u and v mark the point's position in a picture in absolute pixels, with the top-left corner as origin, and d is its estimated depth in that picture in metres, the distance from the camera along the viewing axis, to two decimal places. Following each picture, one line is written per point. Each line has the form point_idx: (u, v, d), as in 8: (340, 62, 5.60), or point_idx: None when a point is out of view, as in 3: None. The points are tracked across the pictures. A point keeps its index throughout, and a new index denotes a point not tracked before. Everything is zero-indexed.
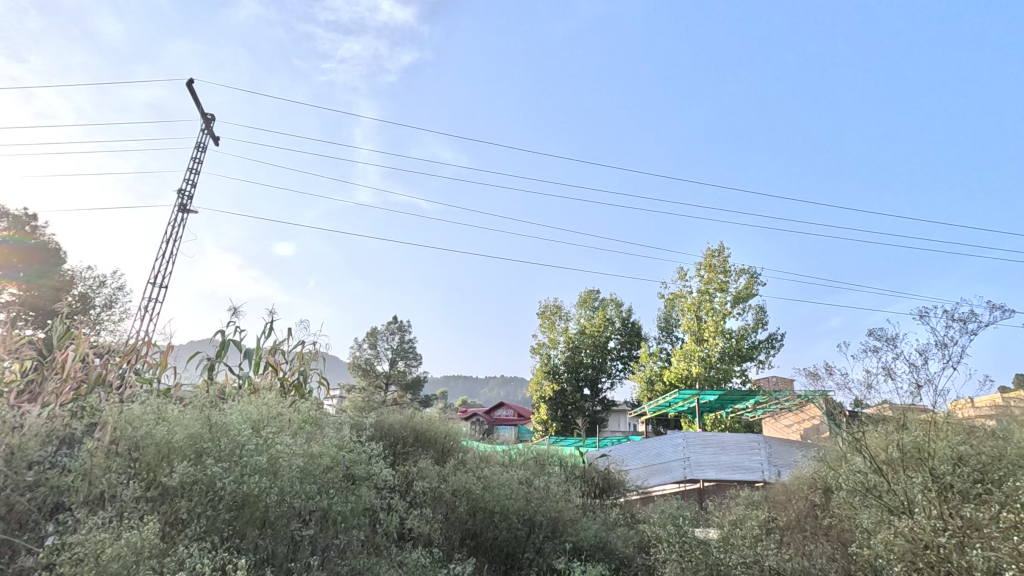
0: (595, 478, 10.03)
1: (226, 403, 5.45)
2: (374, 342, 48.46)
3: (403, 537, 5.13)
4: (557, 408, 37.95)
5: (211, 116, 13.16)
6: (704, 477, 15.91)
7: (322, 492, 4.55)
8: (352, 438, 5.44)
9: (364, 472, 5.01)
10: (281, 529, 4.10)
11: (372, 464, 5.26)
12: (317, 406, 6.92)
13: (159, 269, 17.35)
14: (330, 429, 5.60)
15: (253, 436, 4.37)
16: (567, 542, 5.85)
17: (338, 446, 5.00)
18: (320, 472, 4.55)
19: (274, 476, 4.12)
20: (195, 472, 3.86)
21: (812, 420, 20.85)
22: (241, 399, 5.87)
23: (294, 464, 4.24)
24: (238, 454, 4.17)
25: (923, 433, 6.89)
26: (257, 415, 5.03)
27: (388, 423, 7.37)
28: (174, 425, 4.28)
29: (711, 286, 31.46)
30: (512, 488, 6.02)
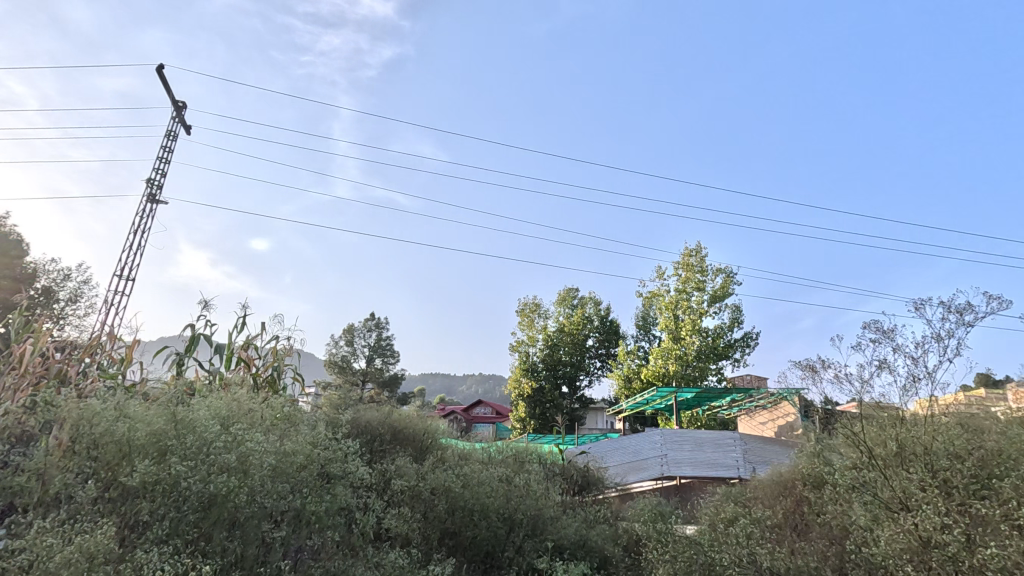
0: (574, 475, 9.99)
1: (193, 400, 5.21)
2: (351, 339, 47.84)
3: (379, 538, 4.97)
4: (536, 405, 37.98)
5: (181, 104, 12.73)
6: (681, 474, 16.05)
7: (295, 491, 4.40)
8: (327, 436, 5.27)
9: (338, 470, 4.86)
10: (251, 530, 3.91)
11: (348, 462, 5.12)
12: (291, 403, 6.71)
13: (126, 261, 18.16)
14: (304, 426, 5.42)
15: (221, 432, 4.19)
16: (547, 541, 5.81)
17: (312, 443, 4.82)
18: (293, 471, 4.40)
19: (243, 476, 3.98)
20: (158, 471, 3.73)
21: (786, 417, 21.25)
22: (210, 396, 5.63)
23: (265, 462, 4.13)
24: (205, 452, 3.99)
25: (900, 431, 6.98)
26: (227, 411, 4.84)
27: (365, 420, 7.20)
28: (136, 422, 4.11)
29: (688, 285, 31.77)
30: (492, 487, 5.93)
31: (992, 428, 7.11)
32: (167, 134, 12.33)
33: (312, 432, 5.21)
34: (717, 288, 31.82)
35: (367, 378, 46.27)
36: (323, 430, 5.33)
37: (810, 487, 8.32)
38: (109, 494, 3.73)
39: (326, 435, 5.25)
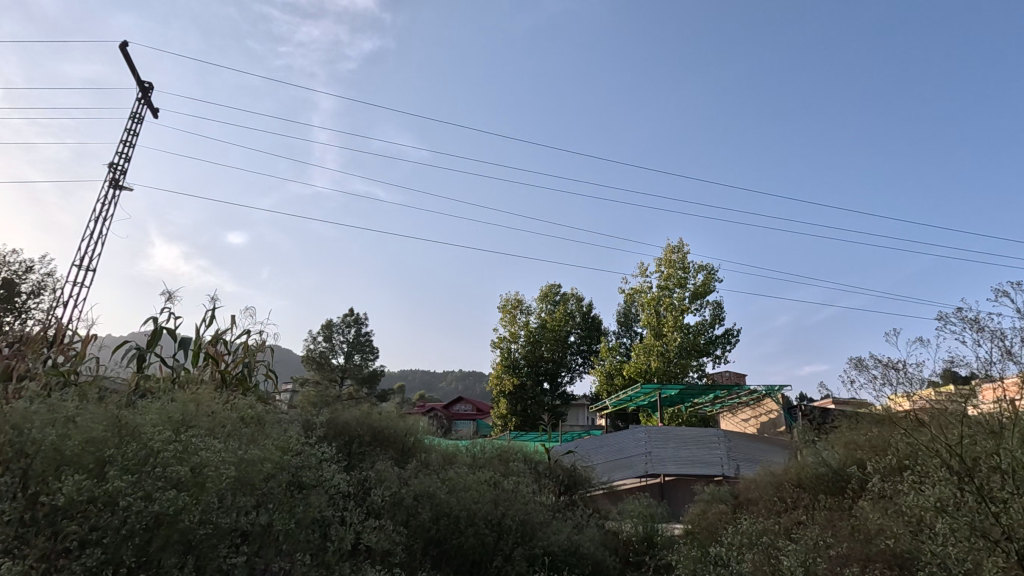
0: (560, 475, 9.69)
1: (148, 402, 4.74)
2: (329, 335, 46.90)
3: (357, 553, 4.56)
4: (517, 402, 37.74)
5: (147, 84, 12.00)
6: (665, 472, 15.91)
7: (263, 505, 4.02)
8: (300, 440, 4.86)
9: (308, 478, 4.45)
10: (207, 553, 3.52)
11: (322, 468, 4.72)
12: (261, 402, 6.24)
13: (69, 245, 16.20)
14: (273, 429, 5.00)
15: (172, 439, 3.80)
16: (537, 549, 5.47)
17: (279, 448, 4.40)
18: (260, 481, 4.03)
19: (198, 491, 3.59)
20: (93, 488, 3.29)
21: (769, 414, 21.36)
22: (168, 396, 5.15)
23: (223, 474, 3.72)
24: (152, 463, 3.59)
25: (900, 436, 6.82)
26: (178, 413, 4.42)
27: (341, 420, 6.77)
28: (70, 430, 3.65)
29: (670, 281, 31.72)
30: (479, 492, 5.58)
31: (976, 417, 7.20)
32: (132, 117, 11.61)
33: (279, 434, 4.79)
34: (699, 285, 31.84)
35: (345, 375, 45.36)
36: (293, 432, 4.92)
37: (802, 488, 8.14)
38: (33, 513, 3.25)
39: (296, 437, 4.83)
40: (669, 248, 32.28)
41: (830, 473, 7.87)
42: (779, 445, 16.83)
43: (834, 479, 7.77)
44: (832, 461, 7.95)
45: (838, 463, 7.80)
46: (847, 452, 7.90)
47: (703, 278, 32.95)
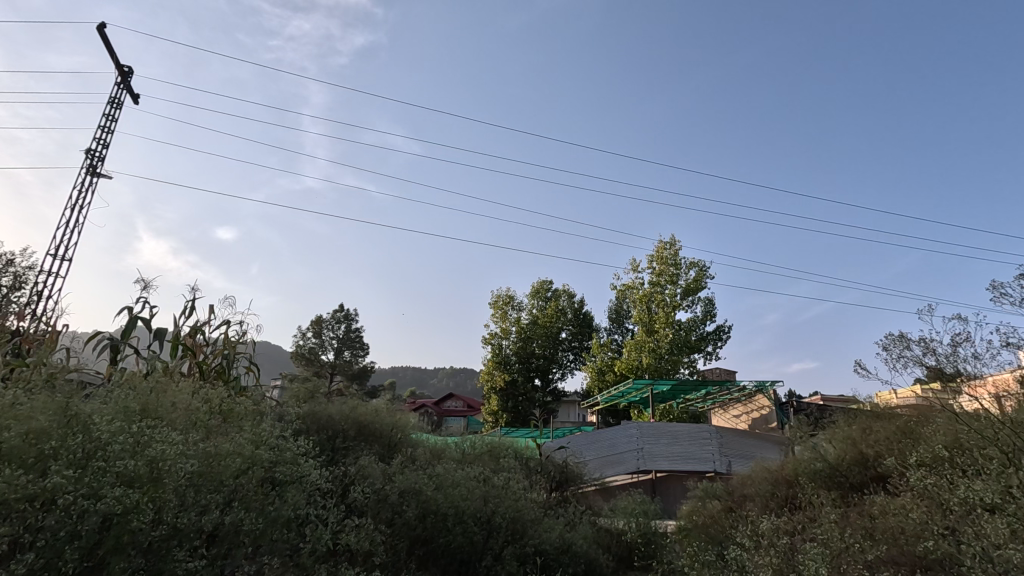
0: (552, 471, 9.48)
1: (113, 393, 4.47)
2: (319, 331, 46.43)
3: (336, 554, 4.32)
4: (508, 398, 37.57)
5: (126, 69, 11.62)
6: (657, 468, 15.78)
7: (231, 503, 3.77)
8: (275, 434, 4.59)
9: (282, 474, 4.20)
10: (162, 557, 3.26)
11: (299, 463, 4.47)
12: (239, 396, 5.97)
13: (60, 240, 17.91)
14: (245, 423, 4.74)
15: (124, 431, 3.55)
16: (528, 547, 5.26)
17: (250, 442, 4.14)
18: (228, 477, 3.78)
19: (152, 488, 3.34)
20: (32, 484, 3.01)
21: (760, 410, 21.33)
22: (137, 387, 4.87)
23: (181, 471, 3.47)
24: (99, 458, 3.33)
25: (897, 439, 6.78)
26: (134, 405, 4.16)
27: (324, 414, 6.52)
28: (13, 421, 3.37)
29: (662, 278, 31.60)
30: (468, 489, 5.33)
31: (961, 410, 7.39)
32: (111, 102, 11.25)
33: (252, 427, 4.53)
34: (691, 281, 31.77)
35: (335, 371, 44.92)
36: (266, 425, 4.66)
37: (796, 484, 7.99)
38: None
39: (270, 430, 4.58)
40: (662, 244, 32.14)
41: (832, 470, 7.37)
42: (771, 441, 16.76)
43: (829, 474, 7.34)
44: (828, 456, 7.57)
45: (844, 457, 7.33)
46: (843, 445, 7.47)
47: (695, 274, 32.87)
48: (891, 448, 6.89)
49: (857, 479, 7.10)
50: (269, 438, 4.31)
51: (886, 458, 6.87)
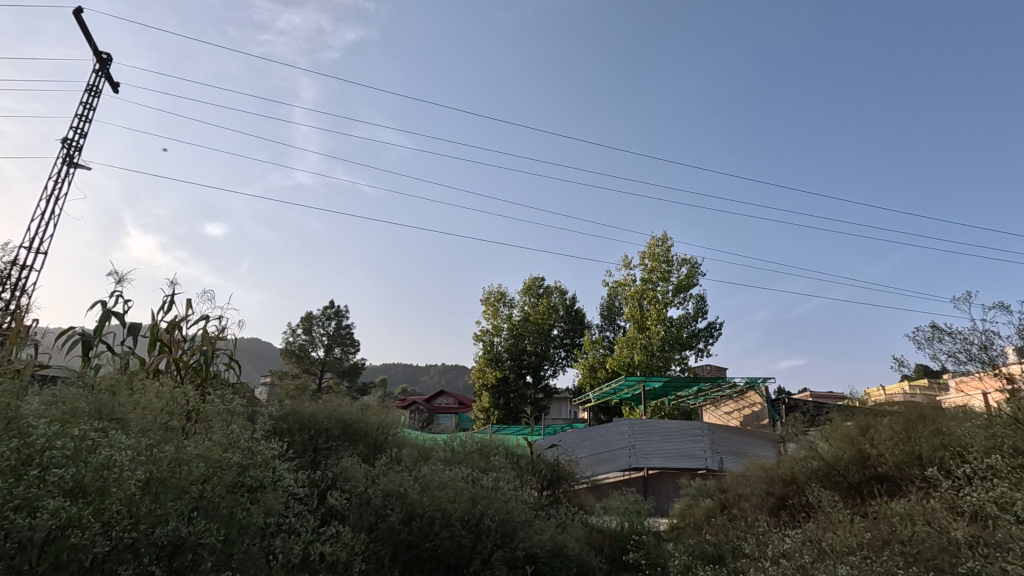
0: (543, 470, 9.30)
1: (71, 392, 4.16)
2: (309, 328, 45.91)
3: (312, 564, 4.08)
4: (500, 396, 37.38)
5: (104, 56, 11.24)
6: (649, 465, 15.66)
7: (193, 512, 3.48)
8: (246, 436, 4.31)
9: (254, 479, 3.92)
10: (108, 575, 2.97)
11: (272, 466, 4.20)
12: (215, 394, 5.68)
13: (39, 234, 17.49)
14: (216, 423, 4.45)
15: (71, 433, 3.25)
16: (519, 551, 5.08)
17: (218, 445, 3.86)
18: (189, 485, 3.49)
19: (99, 499, 3.03)
20: None
21: (752, 407, 21.32)
22: (100, 386, 4.56)
23: (134, 479, 3.17)
24: (40, 465, 3.01)
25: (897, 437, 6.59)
26: (83, 406, 3.84)
27: (306, 413, 6.28)
28: None
29: (653, 274, 31.53)
30: (456, 490, 5.11)
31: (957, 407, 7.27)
32: (88, 90, 10.86)
33: (221, 427, 4.25)
34: (683, 278, 31.72)
35: (325, 368, 44.49)
36: (237, 425, 4.38)
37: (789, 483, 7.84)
38: None
39: (241, 431, 4.29)
40: (653, 241, 32.07)
41: (829, 468, 6.97)
42: (762, 438, 16.71)
43: (826, 472, 6.96)
44: (824, 454, 7.18)
45: (847, 456, 6.90)
46: (841, 443, 7.11)
47: (686, 271, 32.86)
48: (891, 446, 6.55)
49: (858, 480, 6.70)
50: (240, 440, 4.03)
51: (885, 457, 6.55)
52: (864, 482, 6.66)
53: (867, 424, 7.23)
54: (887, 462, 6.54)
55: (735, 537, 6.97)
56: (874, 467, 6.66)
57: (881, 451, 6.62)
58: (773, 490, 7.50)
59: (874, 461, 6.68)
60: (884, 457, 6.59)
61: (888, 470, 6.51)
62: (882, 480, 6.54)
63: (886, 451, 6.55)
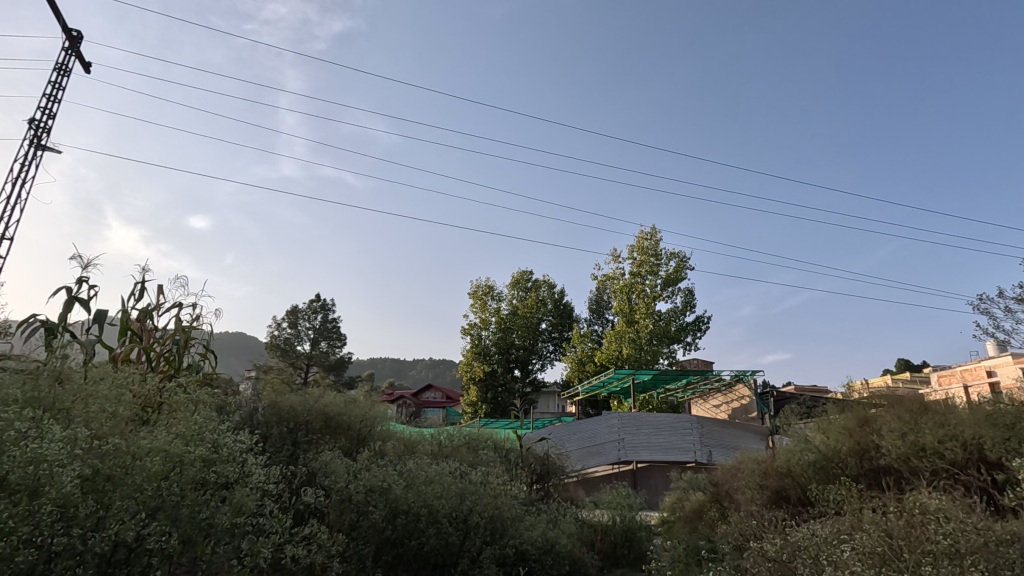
0: (533, 464, 9.08)
1: (17, 382, 3.81)
2: (295, 321, 45.27)
3: (283, 568, 3.77)
4: (487, 389, 37.17)
5: (75, 33, 10.72)
6: (638, 458, 15.55)
7: (147, 512, 3.14)
8: (214, 428, 3.98)
9: (219, 475, 3.62)
10: None
11: (241, 461, 3.87)
12: (185, 386, 5.32)
13: None
14: (182, 414, 4.14)
15: (0, 425, 2.92)
16: (508, 549, 4.88)
17: (178, 438, 3.54)
18: (141, 481, 3.15)
19: (29, 498, 2.69)
20: None
21: (740, 400, 21.37)
22: (53, 376, 4.21)
23: (72, 474, 2.83)
24: None
25: (900, 425, 6.36)
26: (19, 395, 3.50)
27: (285, 405, 5.98)
28: None
29: (642, 268, 31.43)
30: (444, 485, 4.85)
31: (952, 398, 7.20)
32: (57, 69, 10.35)
33: (184, 419, 3.93)
34: (672, 272, 31.64)
35: (311, 362, 44.00)
36: (201, 416, 4.06)
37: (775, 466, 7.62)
38: None
39: (205, 423, 3.98)
40: (642, 234, 31.97)
41: (824, 459, 6.79)
42: (751, 431, 16.69)
43: (823, 464, 6.77)
44: (821, 446, 6.98)
45: (845, 449, 6.62)
46: (838, 436, 6.90)
47: (674, 265, 32.83)
48: (894, 437, 6.21)
49: (856, 473, 6.45)
50: (204, 432, 3.72)
51: (886, 450, 6.24)
52: (861, 475, 6.44)
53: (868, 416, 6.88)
54: (888, 457, 6.20)
55: (729, 530, 6.82)
56: (875, 458, 6.38)
57: (882, 444, 6.29)
58: (768, 483, 7.34)
59: (875, 453, 6.42)
60: (885, 450, 6.27)
61: (890, 463, 6.20)
62: (881, 473, 6.32)
63: (886, 444, 6.21)
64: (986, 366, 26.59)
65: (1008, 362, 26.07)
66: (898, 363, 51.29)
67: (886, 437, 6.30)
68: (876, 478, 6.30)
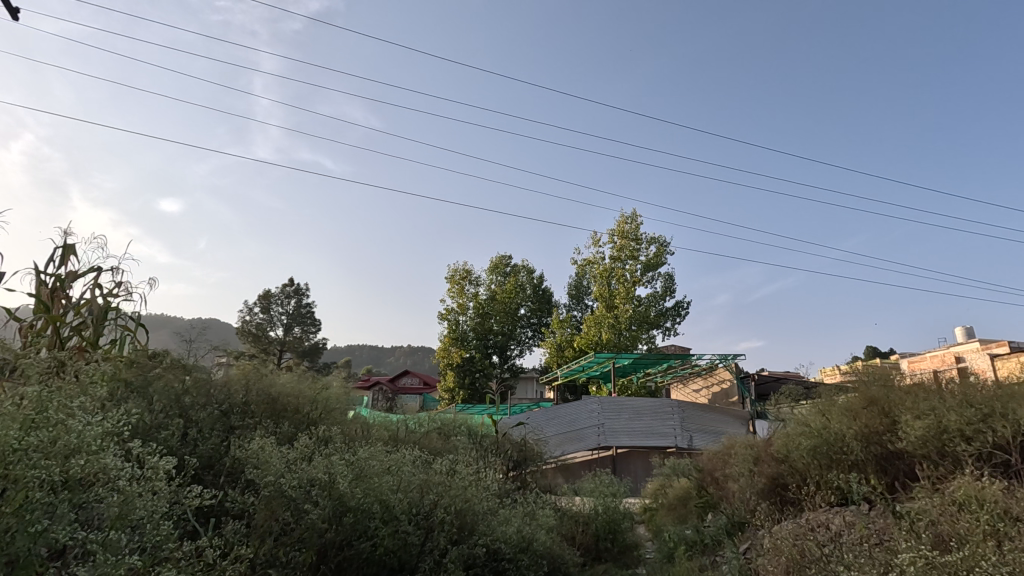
0: (509, 451, 8.47)
1: None
2: (267, 306, 43.83)
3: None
4: (465, 375, 36.56)
5: None
6: (617, 444, 15.11)
7: None
8: (74, 409, 3.13)
9: (69, 469, 2.78)
10: None
11: (106, 453, 3.02)
12: (88, 368, 4.39)
13: None
14: (37, 391, 3.27)
15: None
16: (479, 547, 4.26)
17: (9, 423, 2.69)
18: None
19: None
20: None
21: (720, 385, 21.15)
22: None
23: None
24: None
25: (916, 409, 5.78)
26: None
27: (218, 389, 5.15)
28: None
29: (622, 253, 30.88)
30: (404, 475, 4.17)
31: (955, 376, 6.72)
32: None
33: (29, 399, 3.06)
34: (651, 256, 31.22)
35: (284, 348, 42.81)
36: (59, 394, 3.21)
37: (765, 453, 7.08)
38: None
39: (60, 402, 3.13)
40: (623, 219, 31.41)
41: (825, 443, 6.24)
42: (731, 416, 16.35)
43: (825, 450, 6.21)
44: (818, 429, 6.42)
45: (851, 433, 6.01)
46: (840, 418, 6.30)
47: (655, 249, 32.40)
48: (911, 421, 5.62)
49: (862, 458, 5.89)
50: (48, 414, 2.87)
51: (901, 436, 5.66)
52: (868, 462, 5.90)
53: (876, 396, 6.31)
54: (904, 443, 5.61)
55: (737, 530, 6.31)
56: (888, 443, 5.81)
57: (900, 429, 5.67)
58: (761, 470, 6.84)
59: (888, 438, 5.84)
60: (901, 436, 5.68)
61: (905, 449, 5.63)
62: (890, 459, 5.79)
63: (904, 429, 5.59)
64: (955, 351, 26.98)
65: (976, 347, 26.50)
66: (868, 349, 52.33)
67: (905, 421, 5.68)
68: (889, 467, 5.76)
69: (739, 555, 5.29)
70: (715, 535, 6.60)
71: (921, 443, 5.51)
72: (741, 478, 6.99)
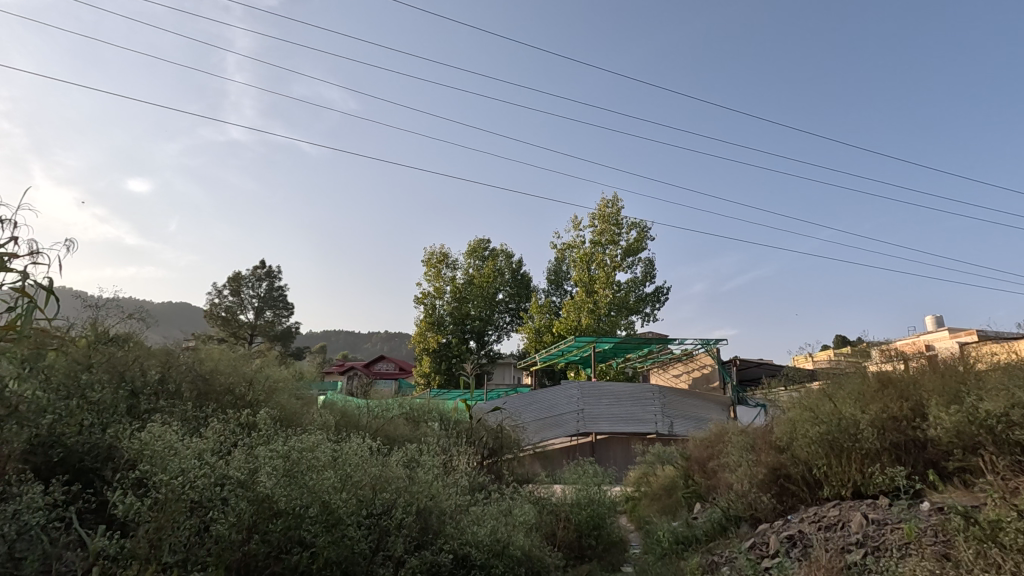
0: (484, 438, 7.80)
1: None
2: (238, 289, 42.03)
3: None
4: (442, 360, 35.87)
5: None
6: (597, 430, 14.63)
7: None
8: None
9: None
10: None
11: None
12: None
13: None
14: None
15: None
16: (445, 554, 3.59)
17: None
18: None
19: None
20: None
21: (701, 370, 20.90)
22: None
23: None
24: None
25: (948, 397, 5.34)
26: None
27: (128, 368, 4.32)
28: None
29: (603, 237, 30.26)
30: (353, 471, 3.45)
31: (967, 358, 6.26)
32: None
33: None
34: (632, 241, 30.73)
35: (255, 332, 41.38)
36: None
37: (761, 441, 6.53)
38: None
39: None
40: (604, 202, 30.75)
41: (834, 432, 5.67)
42: (713, 402, 15.98)
43: (834, 439, 5.67)
44: (824, 414, 5.89)
45: (866, 419, 5.47)
46: (851, 402, 5.77)
47: (636, 233, 31.89)
48: (943, 408, 5.16)
49: (878, 448, 5.40)
50: None
51: (931, 424, 5.21)
52: (885, 450, 5.42)
53: (892, 378, 5.82)
54: (934, 431, 5.17)
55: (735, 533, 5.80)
56: (913, 430, 5.37)
57: (931, 416, 5.21)
58: (761, 459, 6.29)
59: (914, 424, 5.38)
60: (932, 423, 5.21)
61: (933, 438, 5.20)
62: (911, 448, 5.37)
63: (935, 416, 5.14)
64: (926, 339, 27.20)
65: (945, 335, 26.84)
66: (839, 338, 53.25)
67: (934, 409, 5.21)
68: (912, 459, 5.34)
69: (747, 554, 4.85)
70: (708, 531, 6.08)
71: (953, 433, 5.05)
72: (738, 469, 6.44)
